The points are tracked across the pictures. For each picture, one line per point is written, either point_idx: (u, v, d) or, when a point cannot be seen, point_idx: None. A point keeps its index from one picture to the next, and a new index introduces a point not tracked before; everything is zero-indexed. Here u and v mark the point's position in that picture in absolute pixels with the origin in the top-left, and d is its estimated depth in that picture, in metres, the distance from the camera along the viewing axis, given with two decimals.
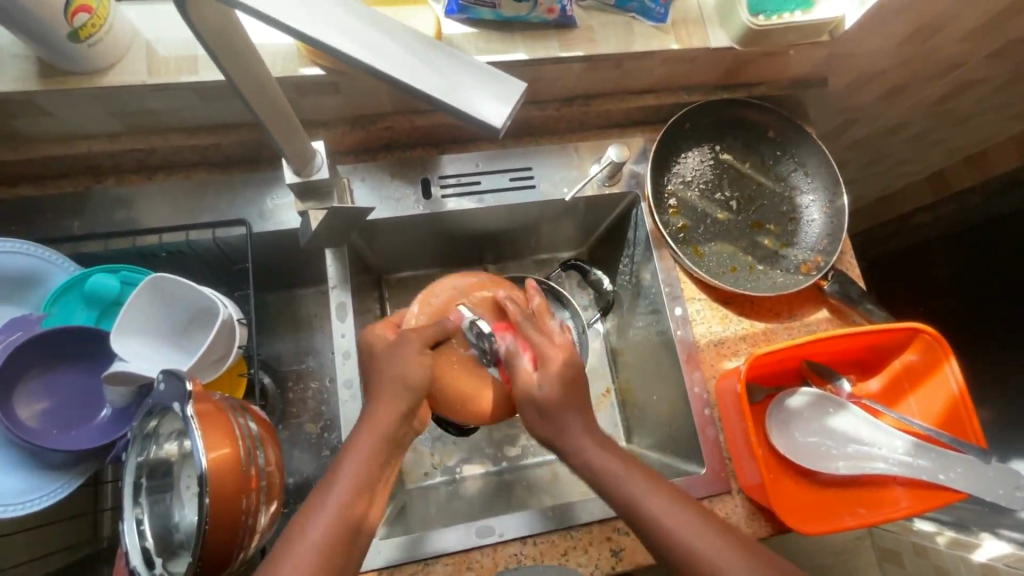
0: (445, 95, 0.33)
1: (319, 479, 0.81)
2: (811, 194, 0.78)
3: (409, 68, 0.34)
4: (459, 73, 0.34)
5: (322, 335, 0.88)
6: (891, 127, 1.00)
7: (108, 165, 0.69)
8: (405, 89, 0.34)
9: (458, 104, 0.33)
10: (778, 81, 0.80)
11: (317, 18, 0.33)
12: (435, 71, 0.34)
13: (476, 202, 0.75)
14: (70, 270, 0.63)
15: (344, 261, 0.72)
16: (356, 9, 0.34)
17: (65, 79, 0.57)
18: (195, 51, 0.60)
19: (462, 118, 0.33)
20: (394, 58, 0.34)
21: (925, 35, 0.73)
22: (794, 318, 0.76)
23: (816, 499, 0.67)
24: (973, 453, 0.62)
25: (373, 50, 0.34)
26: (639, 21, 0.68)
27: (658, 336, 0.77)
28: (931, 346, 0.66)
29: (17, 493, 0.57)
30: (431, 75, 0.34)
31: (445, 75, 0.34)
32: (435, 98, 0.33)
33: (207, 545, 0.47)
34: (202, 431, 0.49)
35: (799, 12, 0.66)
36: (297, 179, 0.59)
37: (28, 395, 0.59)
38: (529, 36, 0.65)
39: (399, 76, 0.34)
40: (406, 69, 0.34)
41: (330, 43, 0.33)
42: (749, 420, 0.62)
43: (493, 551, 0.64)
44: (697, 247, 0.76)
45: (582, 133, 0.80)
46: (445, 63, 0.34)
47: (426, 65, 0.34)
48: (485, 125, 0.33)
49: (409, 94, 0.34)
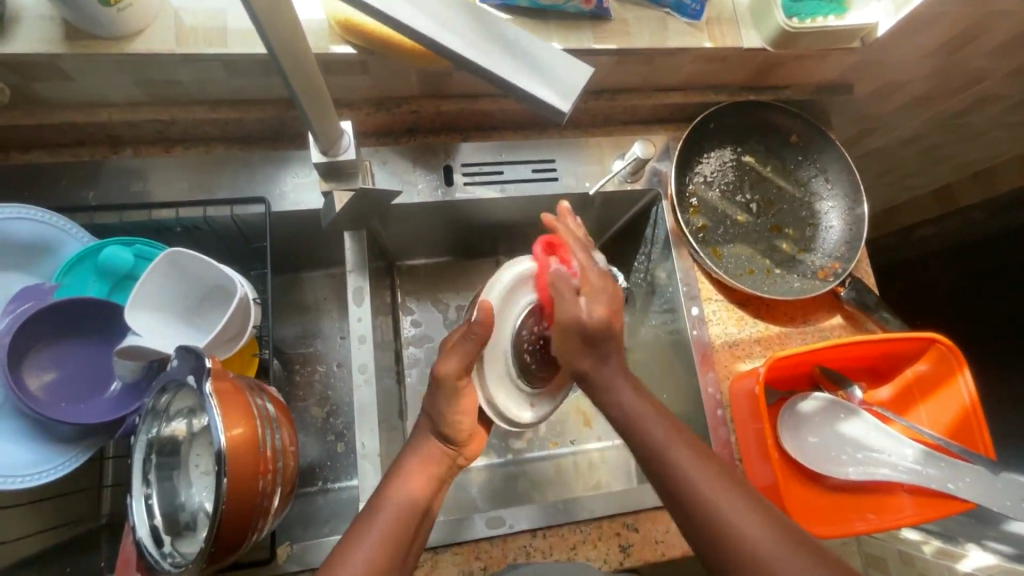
0: (517, 81, 0.36)
1: (323, 463, 0.81)
2: (831, 200, 0.78)
3: (485, 54, 0.36)
4: (532, 58, 0.36)
5: (330, 319, 0.87)
6: (907, 138, 1.00)
7: (126, 136, 0.68)
8: (480, 73, 0.35)
9: (529, 90, 0.36)
10: (805, 85, 0.80)
11: (403, 0, 0.35)
12: (508, 57, 0.36)
13: (497, 192, 0.74)
14: (83, 240, 0.61)
15: (361, 245, 0.71)
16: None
17: (91, 44, 0.55)
18: (224, 23, 0.59)
19: (531, 101, 0.36)
20: (472, 44, 0.36)
21: (955, 46, 0.73)
22: (808, 324, 0.76)
23: (823, 502, 0.67)
24: (982, 463, 0.63)
25: (454, 33, 0.35)
26: (673, 17, 0.67)
27: (671, 335, 0.77)
28: (945, 357, 0.67)
29: (23, 465, 0.55)
30: (506, 62, 0.36)
31: (516, 62, 0.36)
32: (508, 82, 0.36)
33: (222, 529, 0.47)
34: (220, 409, 0.48)
35: (832, 16, 0.66)
36: (324, 158, 0.58)
37: (36, 365, 0.57)
38: (563, 25, 0.64)
39: (478, 60, 0.35)
40: (482, 55, 0.36)
41: (405, 23, 0.35)
42: (765, 421, 0.63)
43: (502, 543, 0.64)
44: (716, 248, 0.76)
45: (606, 127, 0.80)
46: (518, 49, 0.36)
47: (500, 52, 0.36)
48: (555, 111, 0.35)
49: (483, 78, 0.36)
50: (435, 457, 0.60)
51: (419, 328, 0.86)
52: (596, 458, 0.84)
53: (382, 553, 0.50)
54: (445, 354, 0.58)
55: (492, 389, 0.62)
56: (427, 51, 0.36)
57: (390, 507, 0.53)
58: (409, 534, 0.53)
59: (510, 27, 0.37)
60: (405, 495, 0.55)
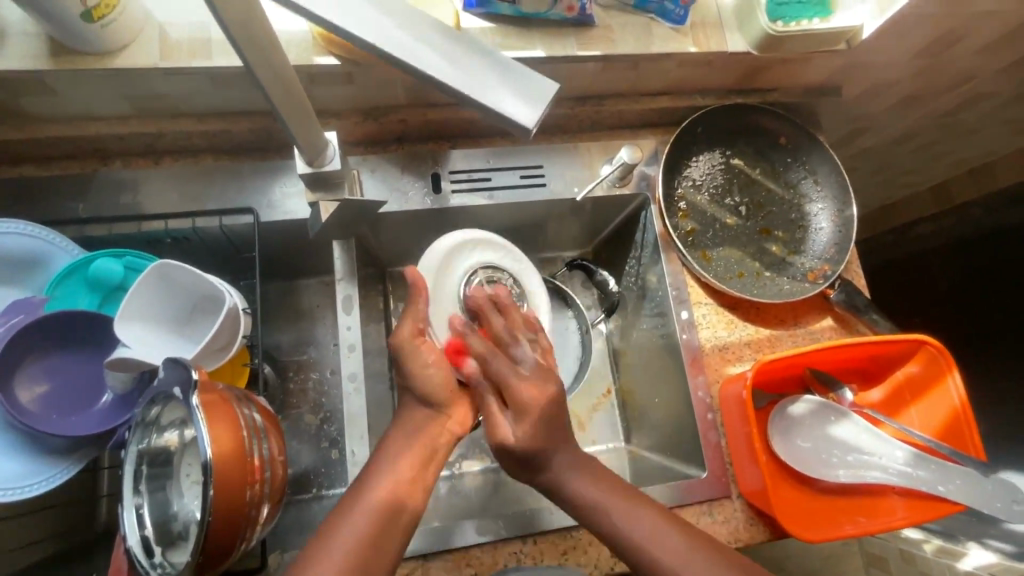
0: (484, 96, 0.36)
1: (317, 470, 0.81)
2: (821, 202, 0.78)
3: (454, 70, 0.36)
4: (501, 74, 0.36)
5: (323, 327, 0.88)
6: (900, 137, 1.00)
7: (115, 148, 0.68)
8: (450, 90, 0.36)
9: (496, 105, 0.36)
10: (793, 87, 0.80)
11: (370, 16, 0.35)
12: (476, 72, 0.36)
13: (486, 198, 0.75)
14: (73, 253, 0.62)
15: (351, 253, 0.71)
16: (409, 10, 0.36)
17: (75, 59, 0.56)
18: (208, 36, 0.59)
19: (499, 118, 0.36)
20: (442, 60, 0.36)
21: (942, 46, 0.73)
22: (799, 326, 0.76)
23: (814, 505, 0.67)
24: (974, 465, 0.63)
25: (424, 50, 0.36)
26: (657, 23, 0.67)
27: (662, 339, 0.77)
28: (934, 359, 0.67)
29: (16, 478, 0.56)
30: (476, 77, 0.36)
31: (485, 78, 0.36)
32: (475, 97, 0.36)
33: (209, 540, 0.47)
34: (207, 421, 0.48)
35: (817, 19, 0.66)
36: (308, 169, 0.59)
37: (28, 378, 0.58)
38: (547, 33, 0.64)
39: (446, 76, 0.36)
40: (452, 70, 0.36)
41: (375, 41, 0.35)
42: (753, 425, 0.63)
43: (493, 549, 0.65)
44: (705, 251, 0.76)
45: (594, 132, 0.80)
46: (486, 63, 0.36)
47: (468, 68, 0.36)
48: (521, 125, 0.35)
49: (452, 93, 0.36)
50: (428, 426, 0.62)
51: None
52: None
53: (371, 533, 0.52)
54: (403, 319, 0.63)
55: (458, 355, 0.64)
56: (394, 67, 0.36)
57: (372, 493, 0.55)
58: (398, 518, 0.55)
59: (479, 42, 0.38)
60: (392, 481, 0.56)
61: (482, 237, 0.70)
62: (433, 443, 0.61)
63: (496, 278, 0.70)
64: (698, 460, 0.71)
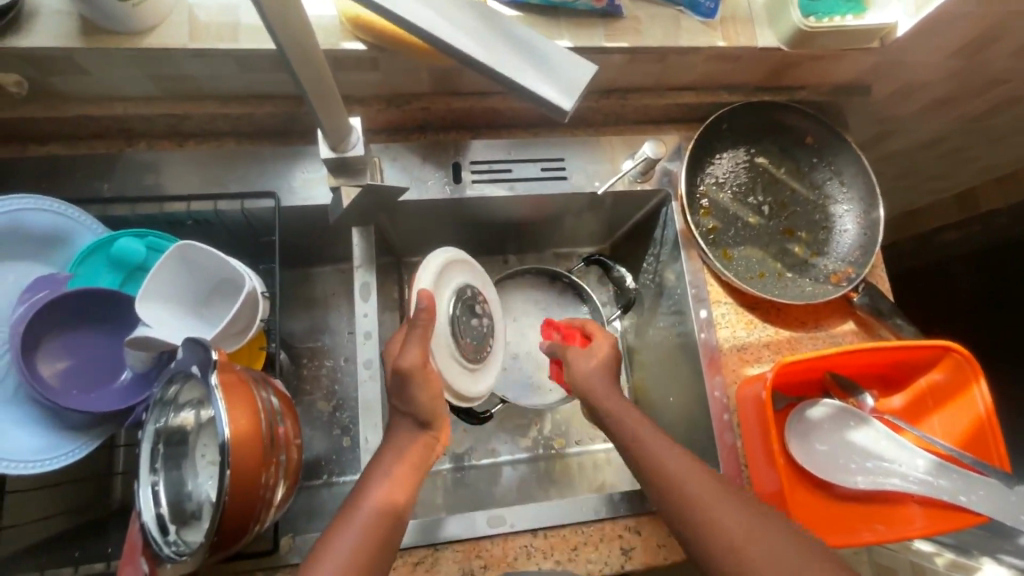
0: (521, 79, 0.35)
1: (329, 456, 0.82)
2: (846, 203, 0.76)
3: (489, 51, 0.36)
4: (536, 57, 0.36)
5: (338, 314, 0.88)
6: (929, 141, 0.98)
7: (140, 129, 0.69)
8: (484, 72, 0.35)
9: (533, 88, 0.35)
10: (821, 86, 0.79)
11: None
12: (512, 55, 0.36)
13: (506, 190, 0.74)
14: (97, 231, 0.63)
15: (369, 241, 0.71)
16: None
17: (106, 39, 0.56)
18: (237, 18, 0.59)
19: (535, 101, 0.35)
20: (475, 42, 0.35)
21: (979, 46, 0.71)
22: (819, 329, 0.74)
23: (831, 512, 0.66)
24: (997, 477, 0.62)
25: (457, 31, 0.35)
26: (686, 16, 0.66)
27: (679, 337, 0.76)
28: (960, 366, 0.65)
29: (36, 452, 0.56)
30: (510, 59, 0.36)
31: (521, 60, 0.36)
32: (509, 81, 0.35)
33: (224, 520, 0.47)
34: (225, 400, 0.48)
35: (850, 15, 0.65)
36: (332, 154, 0.59)
37: (50, 353, 0.59)
38: (574, 23, 0.64)
39: (479, 57, 0.35)
40: (485, 53, 0.35)
41: (409, 22, 0.35)
42: (772, 428, 0.61)
43: (503, 541, 0.64)
44: (726, 250, 0.75)
45: (618, 127, 0.79)
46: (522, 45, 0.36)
47: (504, 50, 0.36)
48: (557, 109, 0.35)
49: (487, 77, 0.36)
50: (413, 444, 0.59)
51: None
52: (601, 458, 0.84)
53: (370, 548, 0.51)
54: (406, 345, 0.56)
55: (455, 375, 0.62)
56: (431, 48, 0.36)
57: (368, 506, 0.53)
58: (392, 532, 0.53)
59: (516, 25, 0.37)
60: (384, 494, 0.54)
61: (462, 255, 0.66)
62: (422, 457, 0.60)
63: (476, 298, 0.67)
64: (712, 461, 0.70)
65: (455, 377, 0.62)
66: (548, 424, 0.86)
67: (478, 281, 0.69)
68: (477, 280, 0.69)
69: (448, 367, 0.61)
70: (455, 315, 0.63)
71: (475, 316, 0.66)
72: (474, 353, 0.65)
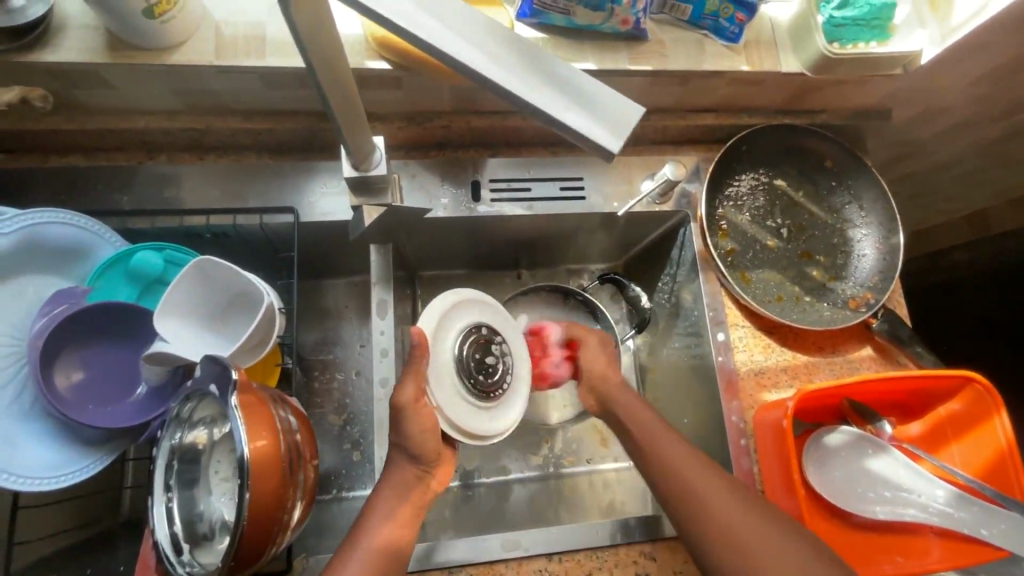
0: (568, 119, 0.35)
1: (339, 471, 0.81)
2: (865, 228, 0.76)
3: (535, 90, 0.35)
4: (582, 95, 0.36)
5: (350, 328, 0.87)
6: (945, 164, 0.98)
7: (161, 142, 0.69)
8: (530, 111, 0.35)
9: (580, 127, 0.35)
10: (841, 109, 0.78)
11: (456, 33, 0.35)
12: (557, 93, 0.35)
13: (525, 209, 0.74)
14: (117, 244, 0.63)
15: (387, 257, 0.71)
16: (492, 27, 0.36)
17: (132, 54, 0.56)
18: (263, 36, 0.59)
19: (580, 140, 0.35)
20: (521, 80, 0.35)
21: (1003, 74, 0.71)
22: (837, 354, 0.74)
23: (850, 542, 0.65)
24: (1017, 509, 0.61)
25: (503, 69, 0.35)
26: (711, 40, 0.66)
27: (695, 359, 0.76)
28: (981, 397, 0.65)
29: (50, 467, 0.56)
30: (556, 97, 0.35)
31: (565, 98, 0.35)
32: (556, 120, 0.35)
33: (242, 542, 0.47)
34: (246, 420, 0.48)
35: (876, 43, 0.65)
36: (354, 172, 0.58)
37: (65, 367, 0.58)
38: (599, 46, 0.64)
39: (526, 96, 0.35)
40: (531, 92, 0.35)
41: (457, 59, 0.34)
42: (792, 456, 0.61)
43: (517, 565, 0.63)
44: (744, 272, 0.75)
45: (636, 147, 0.79)
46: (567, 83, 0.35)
47: (550, 88, 0.35)
48: (605, 150, 0.34)
49: (531, 114, 0.35)
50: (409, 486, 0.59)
51: None
52: (611, 478, 0.84)
53: None
54: (403, 379, 0.57)
55: (457, 416, 0.58)
56: (476, 85, 0.35)
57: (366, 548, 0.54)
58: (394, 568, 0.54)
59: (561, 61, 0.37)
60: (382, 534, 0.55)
61: (475, 295, 0.63)
62: (417, 506, 0.59)
63: (490, 337, 0.63)
64: None
65: (457, 416, 0.58)
66: (559, 442, 0.85)
67: (496, 319, 0.65)
68: (496, 318, 0.65)
69: (449, 406, 0.57)
70: (462, 353, 0.60)
71: (489, 355, 0.62)
72: (485, 392, 0.61)
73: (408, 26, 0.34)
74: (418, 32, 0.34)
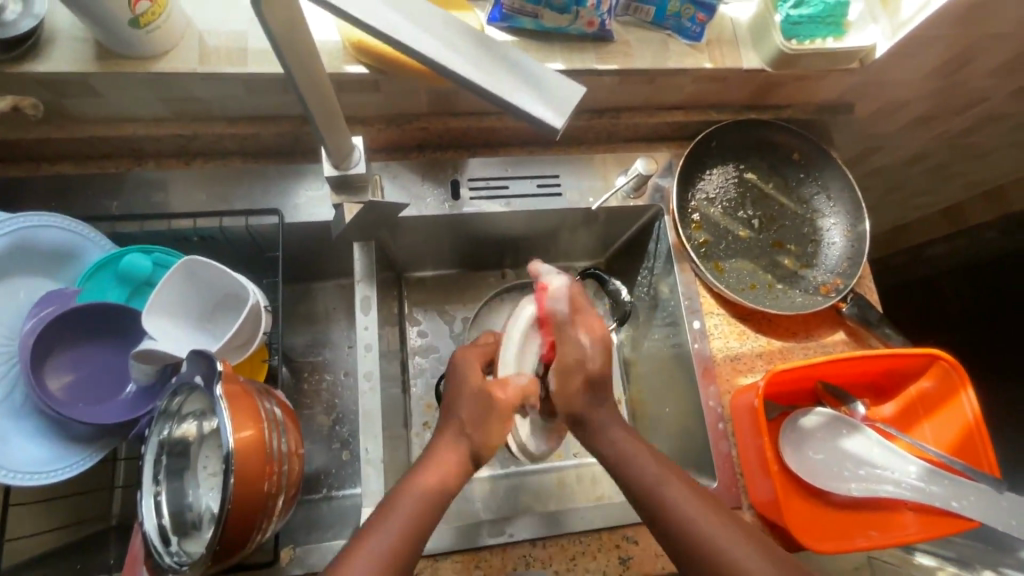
0: (516, 99, 0.37)
1: (329, 470, 0.82)
2: (833, 217, 0.79)
3: (485, 74, 0.38)
4: (529, 79, 0.38)
5: (338, 329, 0.89)
6: (913, 157, 1.01)
7: (150, 149, 0.71)
8: (482, 94, 0.37)
9: (527, 108, 0.37)
10: (805, 104, 0.82)
11: (413, 28, 0.37)
12: (506, 76, 0.38)
13: (503, 205, 0.76)
14: (105, 247, 0.65)
15: (370, 255, 0.73)
16: (448, 21, 0.38)
17: (121, 63, 0.59)
18: (245, 44, 0.62)
19: (528, 119, 0.38)
20: (472, 65, 0.38)
21: (954, 67, 0.74)
22: (810, 339, 0.76)
23: (826, 520, 0.67)
24: (987, 482, 0.62)
25: (455, 55, 0.38)
26: (674, 39, 0.70)
27: (674, 348, 0.77)
28: (947, 373, 0.67)
29: (43, 463, 0.57)
30: (505, 80, 0.38)
31: (516, 83, 0.38)
32: (505, 101, 0.37)
33: (227, 529, 0.48)
34: (229, 411, 0.49)
35: (831, 38, 0.68)
36: (335, 171, 0.61)
37: (56, 367, 0.60)
38: (568, 47, 0.67)
39: (477, 80, 0.37)
40: (482, 76, 0.37)
41: (412, 46, 0.37)
42: (764, 436, 0.63)
43: (502, 551, 0.65)
44: (718, 262, 0.77)
45: (610, 145, 0.82)
46: (519, 71, 0.38)
47: (499, 71, 0.38)
48: (550, 126, 0.37)
49: (487, 99, 0.38)
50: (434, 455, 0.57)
51: (425, 338, 0.87)
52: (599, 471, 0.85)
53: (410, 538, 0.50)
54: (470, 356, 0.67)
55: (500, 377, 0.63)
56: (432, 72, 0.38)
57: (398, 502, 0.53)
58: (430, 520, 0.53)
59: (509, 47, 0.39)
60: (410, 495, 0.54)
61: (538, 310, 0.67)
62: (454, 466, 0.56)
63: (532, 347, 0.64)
64: (708, 471, 0.71)
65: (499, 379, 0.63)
66: None
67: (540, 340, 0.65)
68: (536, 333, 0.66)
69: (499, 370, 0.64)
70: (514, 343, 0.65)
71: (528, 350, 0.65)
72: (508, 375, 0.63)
73: (368, 19, 0.36)
74: (378, 26, 0.36)
